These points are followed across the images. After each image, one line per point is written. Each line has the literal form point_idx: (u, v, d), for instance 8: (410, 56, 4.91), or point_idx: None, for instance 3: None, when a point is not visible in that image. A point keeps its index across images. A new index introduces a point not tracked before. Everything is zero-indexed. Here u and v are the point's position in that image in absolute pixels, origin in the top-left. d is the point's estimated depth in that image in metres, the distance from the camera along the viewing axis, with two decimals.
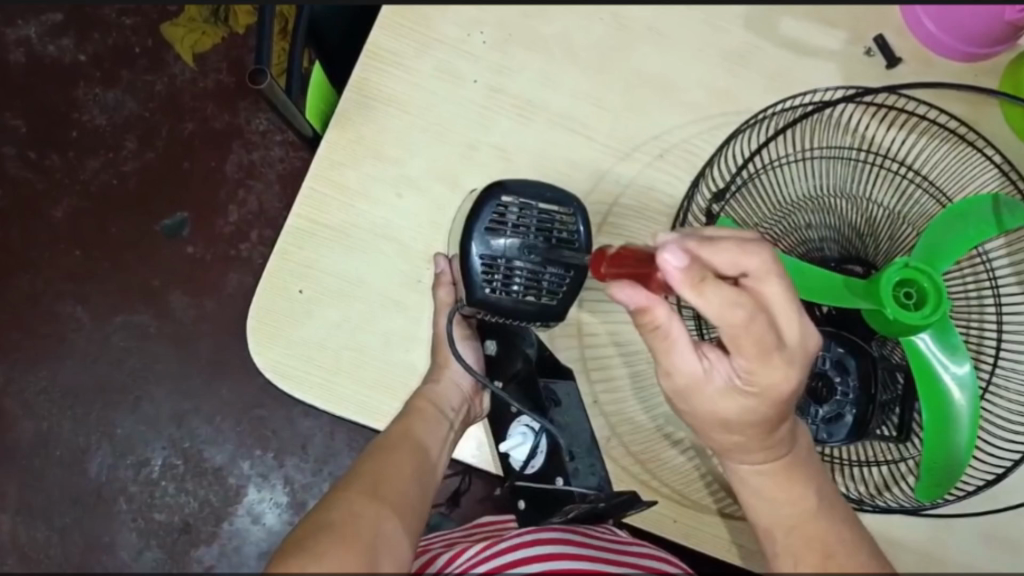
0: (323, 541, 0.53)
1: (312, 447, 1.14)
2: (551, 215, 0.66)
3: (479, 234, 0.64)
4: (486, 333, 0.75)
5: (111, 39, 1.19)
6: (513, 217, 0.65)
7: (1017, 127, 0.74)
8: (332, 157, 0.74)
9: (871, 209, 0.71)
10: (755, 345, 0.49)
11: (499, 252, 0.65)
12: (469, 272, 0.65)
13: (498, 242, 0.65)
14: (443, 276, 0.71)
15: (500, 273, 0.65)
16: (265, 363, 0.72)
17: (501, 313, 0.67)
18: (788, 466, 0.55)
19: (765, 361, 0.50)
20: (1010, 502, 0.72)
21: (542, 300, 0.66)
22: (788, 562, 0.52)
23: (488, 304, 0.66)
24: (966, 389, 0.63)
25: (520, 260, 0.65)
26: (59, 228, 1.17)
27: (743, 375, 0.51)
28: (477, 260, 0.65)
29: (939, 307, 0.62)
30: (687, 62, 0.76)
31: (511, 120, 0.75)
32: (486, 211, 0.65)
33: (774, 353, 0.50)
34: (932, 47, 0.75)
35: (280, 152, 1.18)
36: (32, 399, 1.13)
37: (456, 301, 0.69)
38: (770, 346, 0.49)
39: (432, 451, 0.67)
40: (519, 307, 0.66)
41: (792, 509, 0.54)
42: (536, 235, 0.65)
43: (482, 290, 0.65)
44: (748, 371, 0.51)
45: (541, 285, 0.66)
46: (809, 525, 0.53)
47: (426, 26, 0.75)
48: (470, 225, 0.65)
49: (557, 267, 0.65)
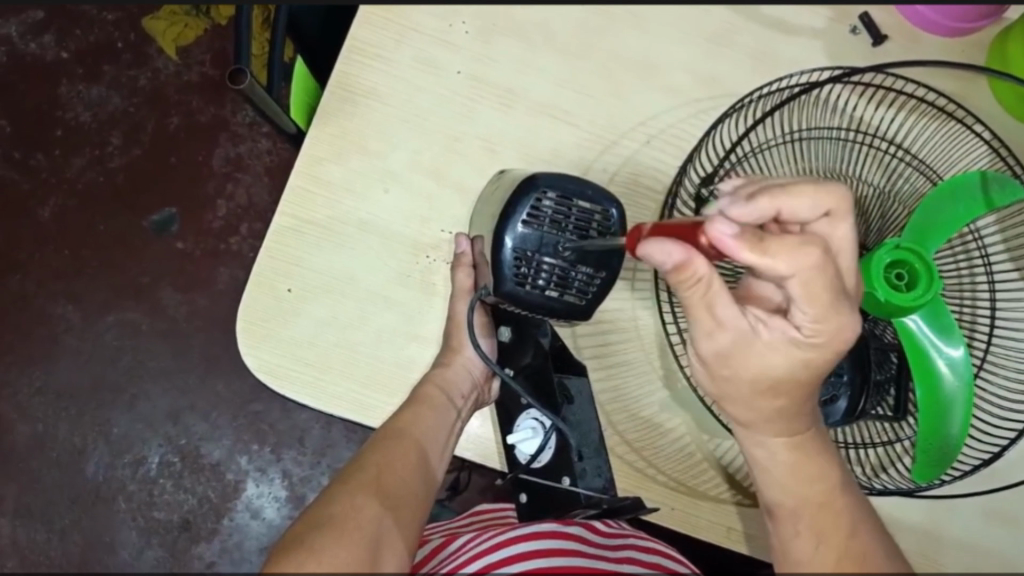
0: (320, 537, 0.53)
1: (310, 440, 1.14)
2: (587, 214, 0.64)
3: (512, 227, 0.63)
4: (501, 319, 0.75)
5: (92, 36, 1.18)
6: (548, 212, 0.64)
7: (1006, 103, 0.74)
8: (315, 152, 0.73)
9: (861, 188, 0.70)
10: (828, 290, 0.48)
11: (531, 244, 0.63)
12: (500, 263, 0.64)
13: (533, 235, 0.63)
14: (463, 258, 0.71)
15: (529, 265, 0.64)
16: (254, 363, 0.72)
17: (526, 307, 0.66)
18: (809, 444, 0.55)
19: (834, 310, 0.49)
20: (1010, 478, 0.72)
21: (569, 297, 0.65)
22: (809, 544, 0.51)
23: (514, 297, 0.65)
24: (957, 371, 0.63)
25: (552, 256, 0.64)
26: (46, 227, 1.16)
27: (806, 328, 0.50)
28: (508, 252, 0.64)
29: (932, 287, 0.62)
30: (672, 46, 0.75)
31: (493, 110, 0.74)
32: (522, 204, 0.63)
33: (844, 301, 0.49)
34: (914, 22, 0.74)
35: (267, 143, 1.17)
36: (27, 401, 1.13)
37: (478, 288, 0.69)
38: (839, 292, 0.48)
39: (434, 441, 0.67)
40: (545, 303, 0.65)
41: (817, 486, 0.53)
42: (571, 232, 0.64)
43: (511, 282, 0.64)
44: (814, 327, 0.50)
45: (569, 282, 0.65)
46: (831, 506, 0.52)
47: (405, 17, 0.74)
48: (506, 216, 0.64)
49: (587, 267, 0.64)
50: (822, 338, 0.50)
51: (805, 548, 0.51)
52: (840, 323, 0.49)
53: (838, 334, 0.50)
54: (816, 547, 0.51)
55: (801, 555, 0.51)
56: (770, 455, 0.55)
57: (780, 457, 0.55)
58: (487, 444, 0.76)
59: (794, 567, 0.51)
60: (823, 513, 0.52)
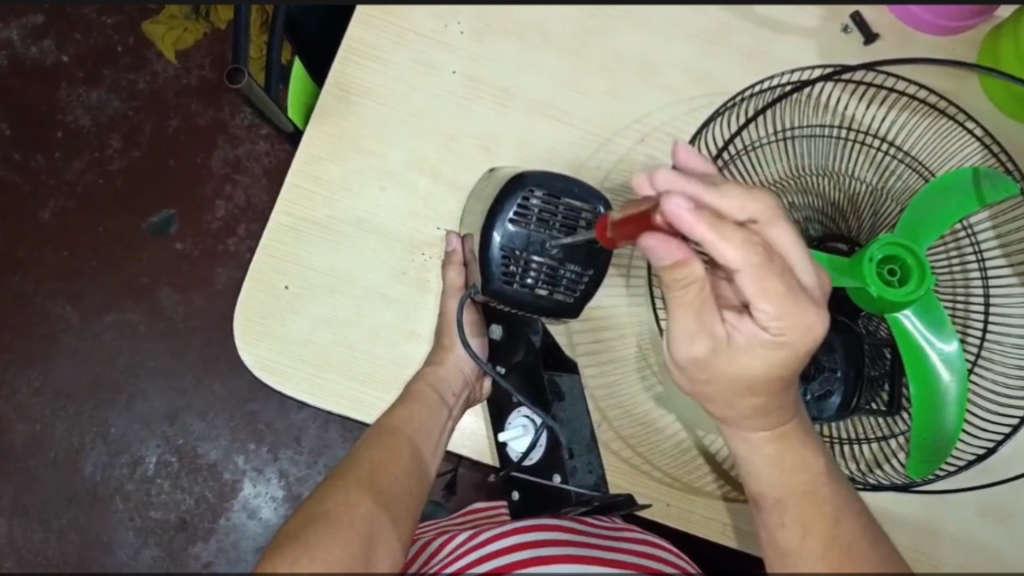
0: (314, 532, 0.54)
1: (307, 440, 1.14)
2: (575, 212, 0.64)
3: (500, 226, 0.64)
4: (492, 317, 0.75)
5: (92, 39, 1.19)
6: (536, 210, 0.64)
7: (997, 100, 0.74)
8: (311, 151, 0.74)
9: (853, 186, 0.71)
10: (781, 283, 0.48)
11: (518, 244, 0.64)
12: (488, 261, 0.64)
13: (520, 234, 0.64)
14: (454, 255, 0.72)
15: (518, 264, 0.65)
16: (251, 359, 0.72)
17: (514, 306, 0.66)
18: (791, 435, 0.55)
19: (795, 304, 0.49)
20: (1006, 474, 0.72)
21: (558, 296, 0.66)
22: (796, 532, 0.51)
23: (503, 296, 0.66)
24: (953, 366, 0.64)
25: (540, 254, 0.64)
26: (45, 228, 1.17)
27: (773, 327, 0.49)
28: (497, 251, 0.64)
29: (924, 282, 0.62)
30: (666, 45, 0.76)
31: (488, 109, 0.75)
32: (510, 203, 0.64)
33: (803, 297, 0.49)
34: (905, 20, 0.75)
35: (265, 145, 1.18)
36: (26, 401, 1.14)
37: (468, 286, 0.70)
38: (794, 287, 0.49)
39: (429, 437, 0.67)
40: (534, 302, 0.66)
41: (801, 475, 0.53)
42: (558, 231, 0.64)
43: (499, 281, 0.65)
44: (780, 323, 0.49)
45: (558, 280, 0.65)
46: (814, 495, 0.52)
47: (402, 18, 0.75)
48: (493, 214, 0.64)
49: (575, 265, 0.65)
50: (786, 333, 0.50)
51: (793, 538, 0.51)
52: (804, 316, 0.49)
53: (801, 327, 0.50)
54: (802, 535, 0.51)
55: (789, 545, 0.51)
56: (753, 450, 0.55)
57: (762, 451, 0.55)
58: (481, 440, 0.76)
59: (784, 557, 0.51)
60: (806, 502, 0.52)
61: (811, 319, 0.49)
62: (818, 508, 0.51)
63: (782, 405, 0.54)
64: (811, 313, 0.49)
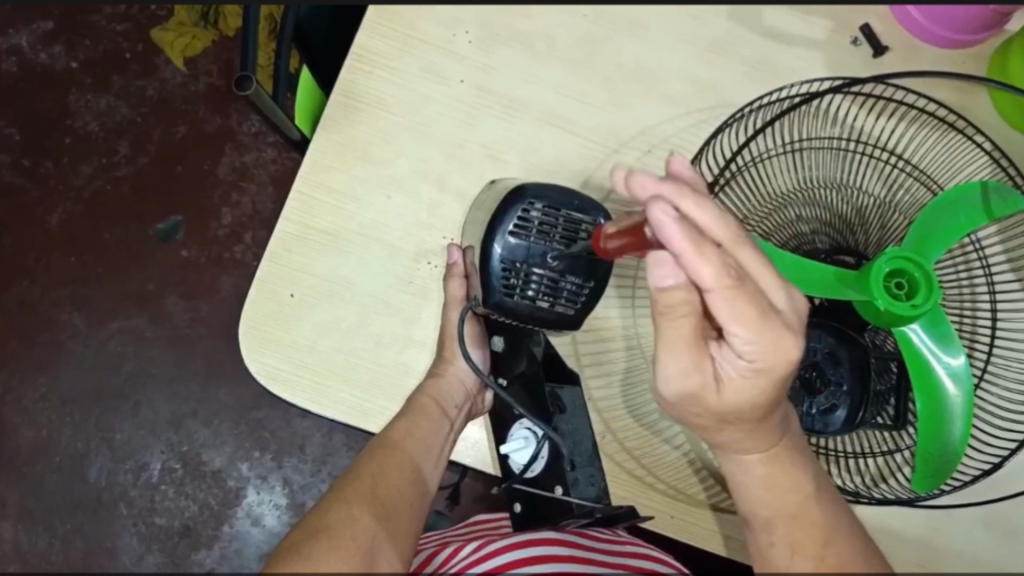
0: (319, 547, 0.53)
1: (310, 448, 1.14)
2: (576, 223, 0.64)
3: (500, 238, 0.63)
4: (493, 329, 0.75)
5: (101, 46, 1.19)
6: (536, 221, 0.64)
7: (1007, 114, 0.74)
8: (322, 160, 0.74)
9: (860, 199, 0.71)
10: (756, 307, 0.48)
11: (520, 255, 0.64)
12: (488, 273, 0.64)
13: (521, 245, 0.64)
14: (455, 267, 0.71)
15: (518, 277, 0.64)
16: (255, 366, 0.72)
17: (516, 318, 0.66)
18: (779, 452, 0.54)
19: (768, 327, 0.48)
20: (1011, 489, 0.72)
21: (558, 308, 0.65)
22: (785, 554, 0.51)
23: (503, 308, 0.66)
24: (959, 381, 0.63)
25: (540, 266, 0.64)
26: (52, 233, 1.17)
27: (749, 354, 0.49)
28: (498, 263, 0.64)
29: (930, 297, 0.62)
30: (673, 55, 0.76)
31: (496, 120, 0.75)
32: (510, 215, 0.63)
33: (774, 316, 0.49)
34: (914, 33, 0.75)
35: (272, 153, 1.18)
36: (31, 406, 1.14)
37: (469, 298, 0.69)
38: (767, 311, 0.48)
39: (430, 453, 0.67)
40: (534, 313, 0.66)
41: (793, 497, 0.53)
42: (558, 241, 0.64)
43: (499, 293, 0.65)
44: (755, 345, 0.49)
45: (559, 292, 0.65)
46: (810, 517, 0.52)
47: (410, 28, 0.75)
48: (493, 226, 0.64)
49: (577, 276, 0.64)
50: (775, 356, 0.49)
51: (783, 557, 0.51)
52: (779, 343, 0.49)
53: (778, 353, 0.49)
54: (793, 555, 0.50)
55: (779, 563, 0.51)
56: (743, 469, 0.55)
57: (755, 471, 0.55)
58: (484, 450, 0.76)
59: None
60: (800, 523, 0.52)
61: (786, 341, 0.49)
62: (816, 529, 0.51)
63: (777, 421, 0.54)
64: (786, 340, 0.49)
